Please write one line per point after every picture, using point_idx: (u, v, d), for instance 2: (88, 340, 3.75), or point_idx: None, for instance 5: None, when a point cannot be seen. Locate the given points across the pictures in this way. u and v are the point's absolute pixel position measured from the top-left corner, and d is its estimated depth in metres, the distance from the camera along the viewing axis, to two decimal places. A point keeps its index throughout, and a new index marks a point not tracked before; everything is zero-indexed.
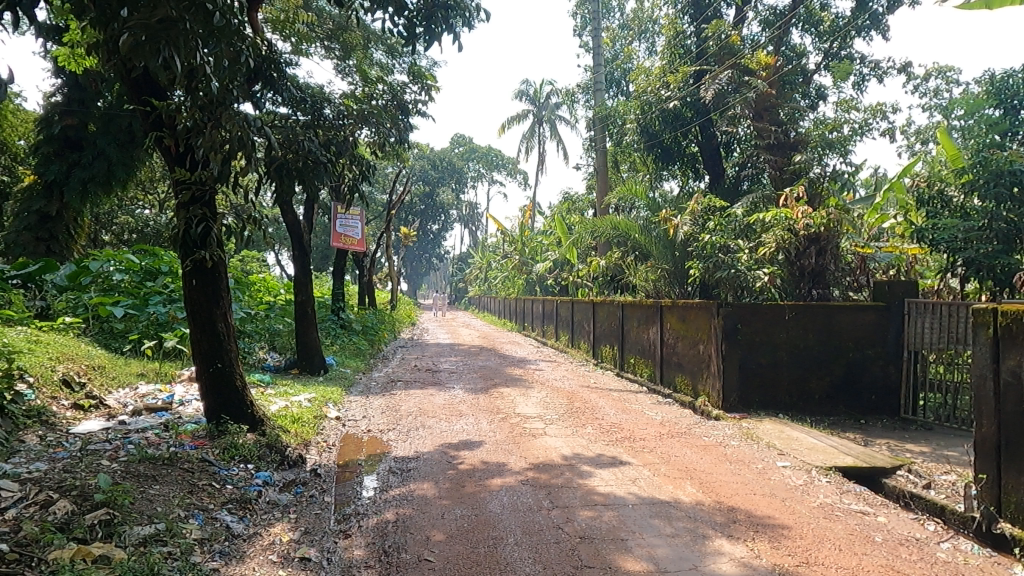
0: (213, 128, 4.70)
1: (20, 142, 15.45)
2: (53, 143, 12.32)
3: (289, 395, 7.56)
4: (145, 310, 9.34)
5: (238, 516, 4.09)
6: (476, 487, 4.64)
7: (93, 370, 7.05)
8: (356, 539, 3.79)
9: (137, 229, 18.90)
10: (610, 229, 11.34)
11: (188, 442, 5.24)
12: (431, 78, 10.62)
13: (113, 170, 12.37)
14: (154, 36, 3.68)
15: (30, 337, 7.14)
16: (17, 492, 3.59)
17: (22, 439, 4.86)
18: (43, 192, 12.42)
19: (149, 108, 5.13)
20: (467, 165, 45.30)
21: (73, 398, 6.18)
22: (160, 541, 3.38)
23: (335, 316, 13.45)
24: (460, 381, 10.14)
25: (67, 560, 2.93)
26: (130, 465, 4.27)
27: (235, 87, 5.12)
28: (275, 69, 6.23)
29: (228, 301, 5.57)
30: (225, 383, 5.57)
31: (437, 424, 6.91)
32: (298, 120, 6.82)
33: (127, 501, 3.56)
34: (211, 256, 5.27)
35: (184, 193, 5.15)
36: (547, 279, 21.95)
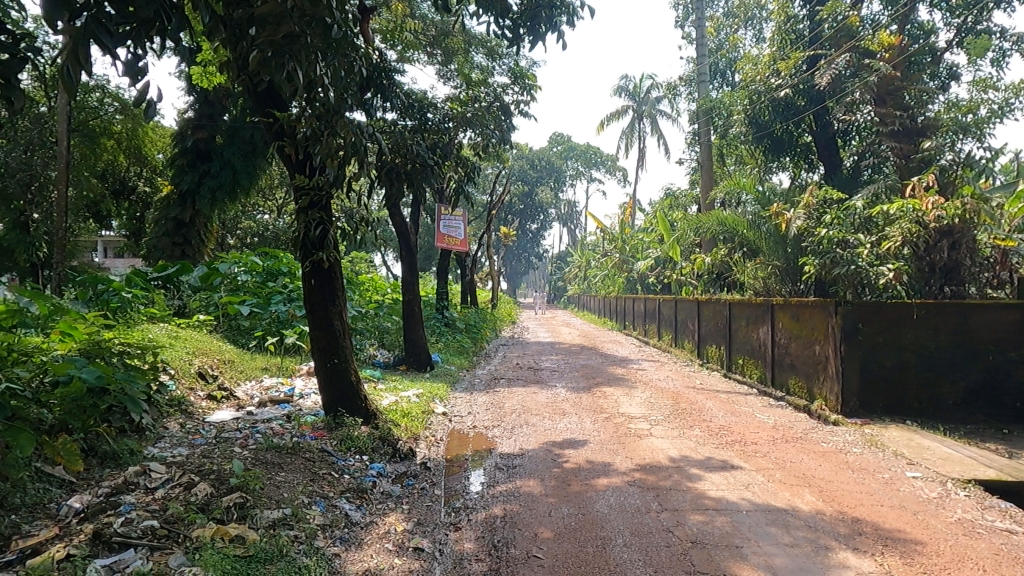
0: (329, 135, 4.99)
1: (159, 155, 16.94)
2: (187, 155, 13.42)
3: (398, 390, 7.86)
4: (268, 309, 9.94)
5: (356, 504, 4.29)
6: (582, 486, 4.63)
7: (224, 364, 7.65)
8: (467, 532, 3.88)
9: (258, 233, 20.32)
10: (716, 225, 11.05)
11: (309, 433, 5.56)
12: (532, 78, 10.68)
13: (237, 178, 13.38)
14: (279, 51, 3.89)
15: (171, 333, 7.84)
16: (165, 474, 4.00)
17: (166, 426, 5.35)
18: (179, 201, 13.58)
19: (271, 119, 5.49)
20: (566, 164, 45.31)
21: (207, 388, 6.74)
22: (287, 524, 3.60)
23: (439, 315, 13.84)
24: (563, 379, 10.15)
25: (207, 538, 3.20)
26: (259, 453, 4.60)
27: (349, 96, 5.38)
28: (385, 77, 6.50)
29: (343, 300, 5.87)
30: (341, 377, 5.86)
31: (540, 422, 6.96)
32: (406, 125, 7.08)
33: (258, 486, 3.83)
34: (327, 256, 5.60)
35: (303, 198, 5.51)
36: (648, 277, 21.56)
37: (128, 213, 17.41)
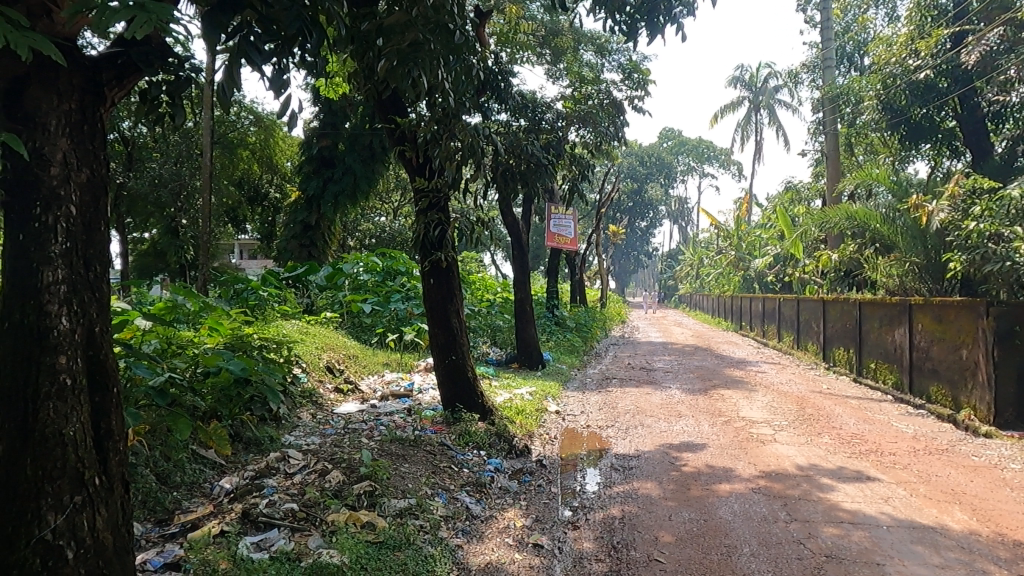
0: (448, 139, 5.15)
1: (287, 163, 18.15)
2: (313, 162, 14.31)
3: (512, 387, 7.99)
4: (388, 306, 10.39)
5: (476, 498, 4.39)
6: (703, 491, 4.49)
7: (349, 359, 8.09)
8: (585, 532, 3.87)
9: (376, 234, 21.32)
10: (845, 220, 10.36)
11: (429, 427, 5.75)
12: (645, 73, 10.48)
13: (358, 182, 14.10)
14: (404, 59, 4.04)
15: (302, 329, 8.39)
16: (302, 460, 4.28)
17: (300, 416, 5.73)
18: (306, 205, 14.48)
19: (394, 125, 5.74)
20: (677, 159, 44.13)
21: (335, 381, 7.16)
22: (413, 514, 3.74)
23: (550, 314, 13.92)
24: (677, 380, 9.91)
25: (342, 523, 3.39)
26: (384, 444, 4.82)
27: (466, 99, 5.52)
28: (501, 80, 6.62)
29: (460, 299, 6.03)
30: (458, 374, 6.01)
31: (656, 423, 6.83)
32: (520, 126, 7.18)
33: (385, 475, 4.01)
34: (445, 256, 5.80)
35: (423, 200, 5.74)
36: (767, 275, 20.58)
37: (260, 218, 18.78)
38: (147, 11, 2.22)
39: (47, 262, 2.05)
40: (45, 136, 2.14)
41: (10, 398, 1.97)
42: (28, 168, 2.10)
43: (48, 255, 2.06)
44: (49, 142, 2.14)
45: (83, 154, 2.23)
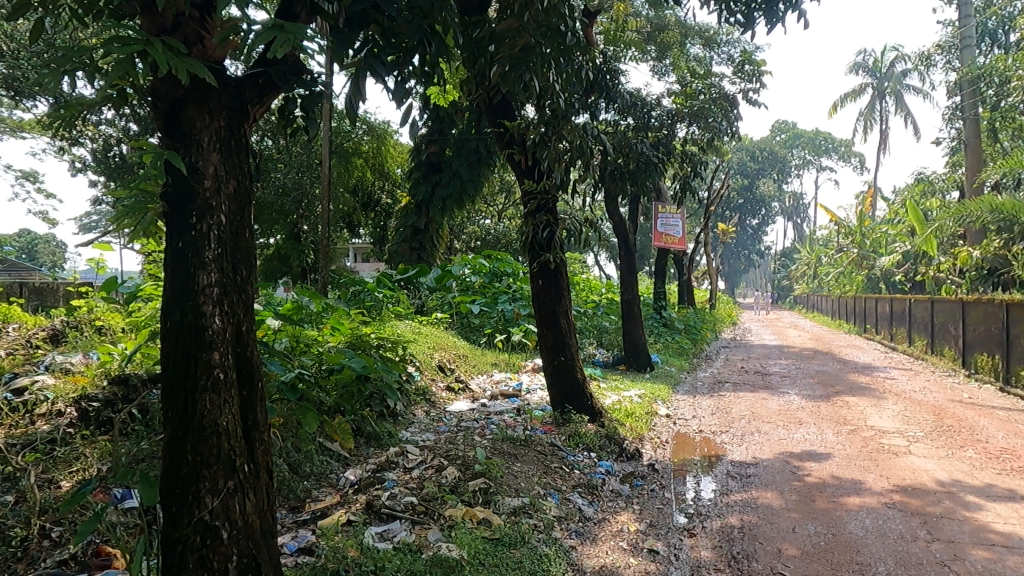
0: (556, 141, 5.16)
1: (398, 170, 18.90)
2: (422, 168, 14.81)
3: (620, 390, 7.89)
4: (495, 307, 10.57)
5: (588, 500, 4.37)
6: (829, 503, 4.23)
7: (459, 358, 8.31)
8: (702, 540, 3.76)
9: (482, 237, 21.75)
10: (988, 212, 9.43)
11: (539, 427, 5.79)
12: (758, 63, 10.03)
13: (464, 186, 14.45)
14: (516, 63, 4.08)
15: (415, 329, 8.70)
16: (420, 456, 4.45)
17: (415, 413, 5.94)
18: (416, 209, 14.99)
19: (503, 128, 5.83)
20: (792, 153, 41.94)
21: (447, 380, 7.37)
22: (527, 512, 3.78)
23: (657, 315, 13.65)
24: (796, 386, 9.41)
25: (459, 518, 3.48)
26: (496, 442, 4.91)
27: (575, 100, 5.50)
28: (610, 79, 6.55)
29: (568, 299, 6.03)
30: (568, 374, 6.01)
31: (774, 430, 6.51)
32: (628, 125, 7.08)
33: (499, 473, 4.08)
34: (554, 257, 5.83)
35: (532, 202, 5.80)
36: (895, 274, 19.13)
37: (374, 223, 19.65)
38: (284, 31, 2.39)
39: (202, 266, 2.25)
40: (198, 151, 2.35)
41: (172, 390, 2.18)
42: (185, 182, 2.32)
43: (202, 260, 2.26)
44: (202, 157, 2.35)
45: (232, 166, 2.43)
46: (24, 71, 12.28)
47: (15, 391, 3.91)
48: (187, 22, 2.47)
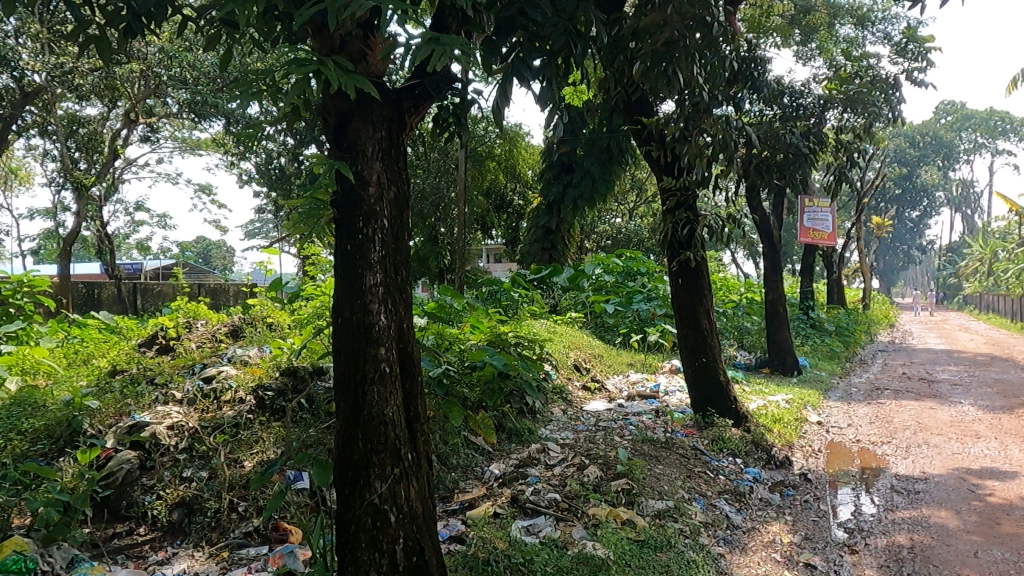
0: (698, 135, 5.00)
1: (529, 171, 19.19)
2: (553, 168, 14.93)
3: (766, 394, 7.50)
4: (630, 307, 10.43)
5: (736, 507, 4.20)
6: (1019, 528, 3.77)
7: (595, 357, 8.28)
8: (866, 558, 3.50)
9: (613, 236, 21.53)
10: None
11: (679, 429, 5.65)
12: (920, 39, 9.17)
13: (596, 185, 14.36)
14: (659, 58, 3.98)
15: (550, 328, 8.79)
16: (561, 454, 4.51)
17: (553, 411, 6.02)
18: (547, 210, 15.13)
19: (640, 125, 5.76)
20: (960, 136, 37.70)
21: (583, 379, 7.39)
22: (672, 516, 3.70)
23: (804, 316, 12.83)
24: (970, 395, 8.45)
25: (603, 517, 3.49)
26: (637, 443, 4.86)
27: (718, 92, 5.29)
28: (755, 68, 6.25)
29: (710, 299, 5.82)
30: (710, 376, 5.81)
31: (946, 444, 5.90)
32: (774, 115, 6.72)
33: (642, 475, 4.03)
34: (694, 255, 5.65)
35: (671, 200, 5.67)
36: None
37: (506, 224, 20.06)
38: (440, 44, 2.49)
39: (368, 267, 2.42)
40: (363, 160, 2.52)
41: (345, 382, 2.36)
42: (353, 190, 2.50)
43: (369, 261, 2.43)
44: (367, 165, 2.52)
45: (392, 173, 2.59)
46: (203, 96, 13.84)
47: (205, 379, 4.42)
48: (353, 41, 2.66)
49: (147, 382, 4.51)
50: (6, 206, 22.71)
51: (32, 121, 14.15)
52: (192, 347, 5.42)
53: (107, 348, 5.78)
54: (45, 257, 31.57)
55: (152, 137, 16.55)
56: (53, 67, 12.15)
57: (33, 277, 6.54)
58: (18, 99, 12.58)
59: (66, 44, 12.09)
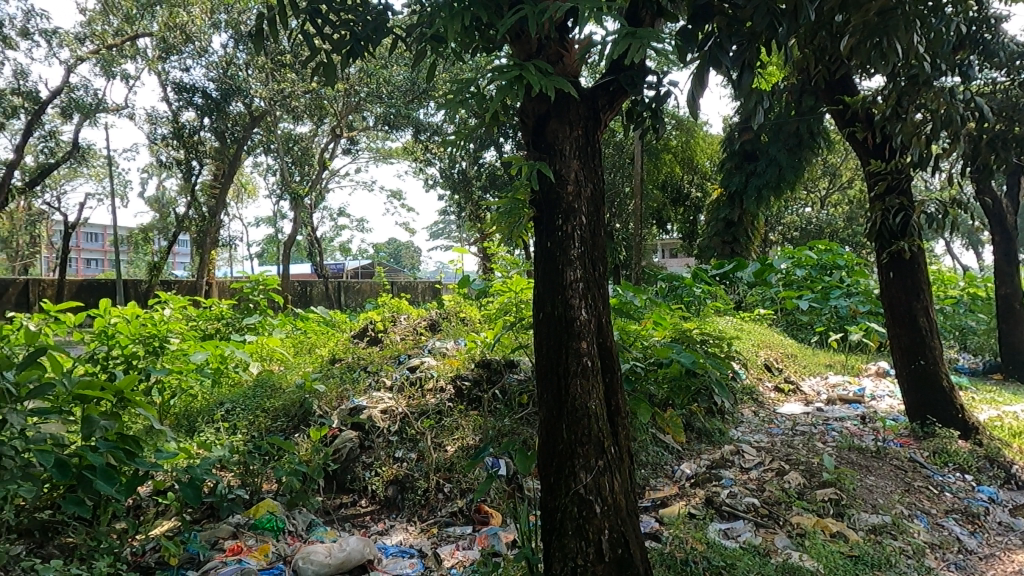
0: (915, 113, 4.44)
1: (708, 162, 18.43)
2: (735, 158, 14.18)
3: (999, 403, 6.52)
4: (827, 303, 9.61)
5: (968, 530, 3.71)
6: None
7: (787, 357, 7.76)
8: None
9: (801, 227, 19.98)
10: None
11: (892, 439, 5.11)
12: None
13: (783, 173, 13.36)
14: (873, 30, 3.56)
15: (737, 325, 8.37)
16: (757, 457, 4.29)
17: (743, 411, 5.74)
18: (728, 201, 14.41)
19: (843, 106, 5.29)
20: None
21: (775, 380, 6.96)
22: (890, 533, 3.36)
23: None
24: None
25: (809, 528, 3.26)
26: (842, 451, 4.48)
27: (941, 62, 4.66)
28: (984, 30, 5.44)
29: (930, 294, 5.20)
30: (930, 381, 5.18)
31: None
32: (1010, 81, 5.79)
33: (852, 485, 3.71)
34: (910, 245, 5.06)
35: (880, 184, 5.14)
36: None
37: (683, 218, 19.44)
38: (637, 37, 2.43)
39: (569, 263, 2.48)
40: (562, 159, 2.58)
41: (549, 374, 2.45)
42: (552, 189, 2.57)
43: (569, 257, 2.49)
44: (565, 164, 2.58)
45: (589, 171, 2.63)
46: (396, 108, 15.04)
47: (410, 368, 4.81)
48: (550, 44, 2.74)
49: (361, 370, 5.01)
50: (238, 216, 26.38)
51: (259, 141, 16.29)
52: (396, 339, 5.93)
53: (327, 339, 6.52)
54: (267, 259, 36.14)
55: (352, 149, 18.28)
56: (275, 92, 13.90)
57: (268, 276, 7.54)
58: (248, 122, 14.54)
59: (285, 71, 13.74)
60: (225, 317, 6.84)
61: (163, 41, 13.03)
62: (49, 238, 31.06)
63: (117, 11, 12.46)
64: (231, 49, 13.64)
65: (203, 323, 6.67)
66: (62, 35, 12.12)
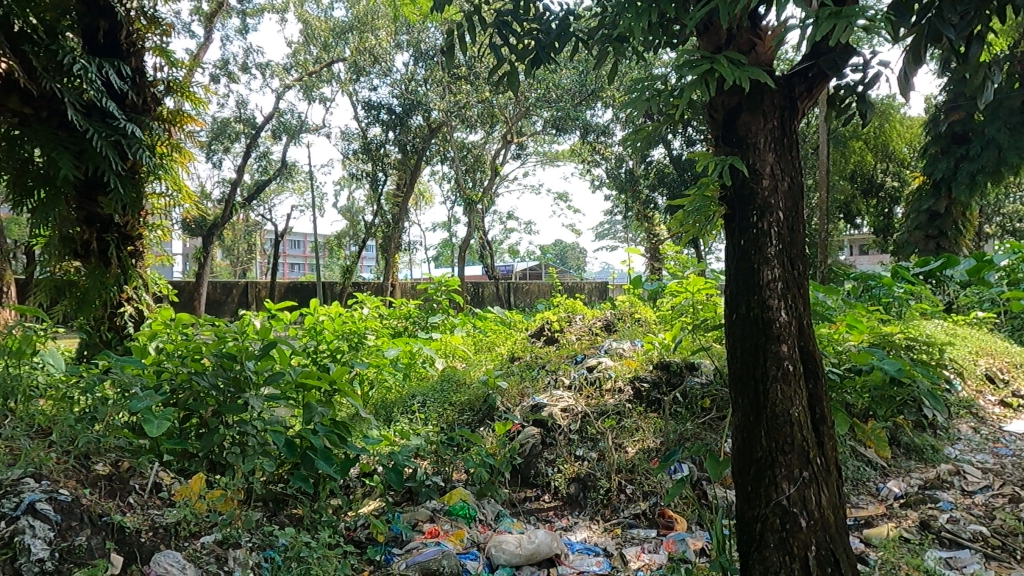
0: None
1: (907, 148, 16.59)
2: (941, 141, 12.58)
3: None
4: None
5: None
6: None
7: (1015, 368, 6.73)
8: None
9: None
10: None
11: None
12: None
13: (1004, 156, 11.31)
14: None
15: (948, 329, 7.42)
16: (982, 479, 3.78)
17: (960, 427, 5.07)
18: (933, 190, 12.84)
19: None
20: None
21: (998, 393, 6.09)
22: None
23: None
24: None
25: None
26: None
27: None
28: None
29: None
30: None
31: None
32: None
33: None
34: None
35: None
36: None
37: (876, 211, 17.64)
38: (842, 16, 2.17)
39: (765, 262, 2.36)
40: (755, 153, 2.45)
41: (746, 378, 2.35)
42: (745, 185, 2.45)
43: (765, 256, 2.36)
44: (759, 158, 2.44)
45: (786, 163, 2.47)
46: (564, 110, 15.29)
47: (588, 368, 4.86)
48: (741, 33, 2.61)
49: (540, 369, 5.15)
50: (418, 222, 28.30)
51: (436, 151, 17.34)
52: (573, 340, 6.02)
53: (504, 337, 6.77)
54: (443, 262, 38.43)
55: (521, 154, 18.82)
56: (452, 103, 14.68)
57: (449, 277, 8.01)
58: (427, 134, 15.52)
59: (461, 83, 14.48)
60: (412, 316, 7.39)
61: (355, 65, 14.34)
62: (262, 246, 35.43)
63: (317, 41, 13.89)
64: (412, 67, 14.66)
65: (395, 321, 7.26)
66: (273, 67, 13.79)
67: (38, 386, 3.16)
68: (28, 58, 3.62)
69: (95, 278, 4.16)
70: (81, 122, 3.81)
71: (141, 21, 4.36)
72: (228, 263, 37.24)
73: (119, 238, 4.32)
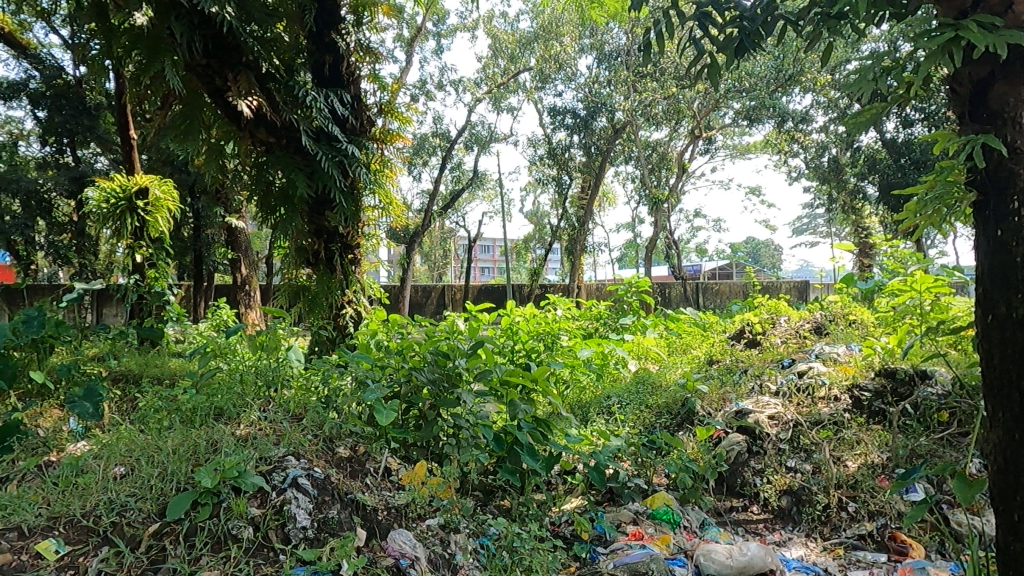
0: None
1: None
2: None
3: None
4: None
5: None
6: None
7: None
8: None
9: None
10: None
11: None
12: None
13: None
14: None
15: None
16: None
17: None
18: None
19: None
20: None
21: None
22: None
23: None
24: None
25: None
26: None
27: None
28: None
29: None
30: None
31: None
32: None
33: None
34: None
35: None
36: None
37: None
38: None
39: None
40: (1015, 129, 2.09)
41: (1008, 387, 2.06)
42: (1002, 165, 2.10)
43: None
44: (1021, 134, 2.08)
45: None
46: (759, 99, 14.43)
47: (797, 374, 4.54)
48: None
49: (742, 372, 4.91)
50: (602, 224, 28.32)
51: (621, 151, 17.24)
52: (777, 343, 5.65)
53: (700, 340, 6.54)
54: (629, 263, 38.09)
55: (709, 149, 18.06)
56: (636, 102, 14.51)
57: (639, 278, 7.89)
58: (611, 135, 15.51)
59: (646, 81, 14.28)
60: (603, 317, 7.41)
61: (541, 73, 14.73)
62: (456, 251, 37.76)
63: (504, 53, 14.64)
64: (595, 69, 14.71)
65: (586, 322, 7.34)
66: (465, 83, 14.65)
67: (289, 376, 3.66)
68: (273, 95, 4.21)
69: (324, 283, 4.72)
70: (312, 146, 4.35)
71: (357, 51, 4.84)
72: (426, 269, 40.17)
73: (342, 247, 4.83)
